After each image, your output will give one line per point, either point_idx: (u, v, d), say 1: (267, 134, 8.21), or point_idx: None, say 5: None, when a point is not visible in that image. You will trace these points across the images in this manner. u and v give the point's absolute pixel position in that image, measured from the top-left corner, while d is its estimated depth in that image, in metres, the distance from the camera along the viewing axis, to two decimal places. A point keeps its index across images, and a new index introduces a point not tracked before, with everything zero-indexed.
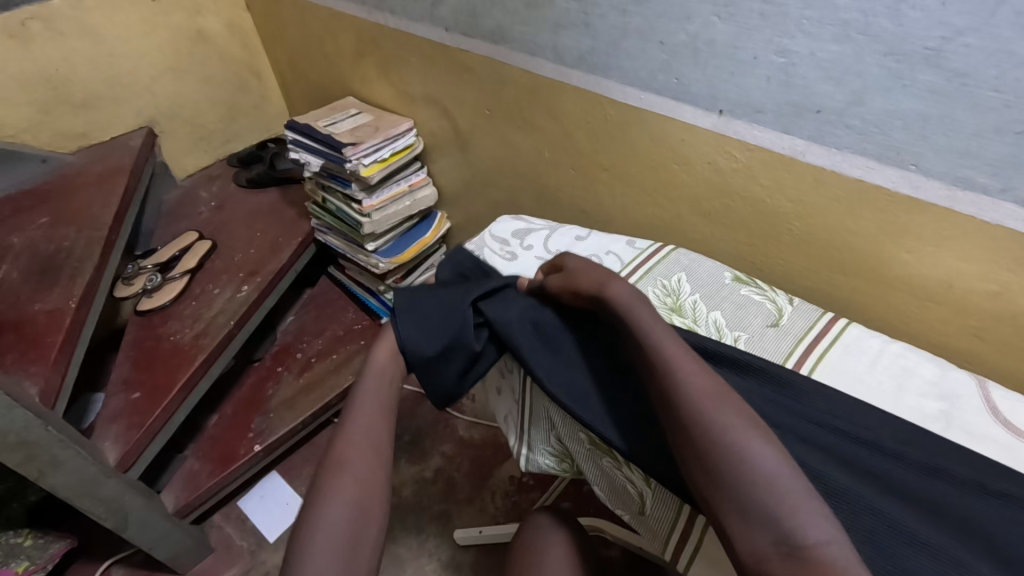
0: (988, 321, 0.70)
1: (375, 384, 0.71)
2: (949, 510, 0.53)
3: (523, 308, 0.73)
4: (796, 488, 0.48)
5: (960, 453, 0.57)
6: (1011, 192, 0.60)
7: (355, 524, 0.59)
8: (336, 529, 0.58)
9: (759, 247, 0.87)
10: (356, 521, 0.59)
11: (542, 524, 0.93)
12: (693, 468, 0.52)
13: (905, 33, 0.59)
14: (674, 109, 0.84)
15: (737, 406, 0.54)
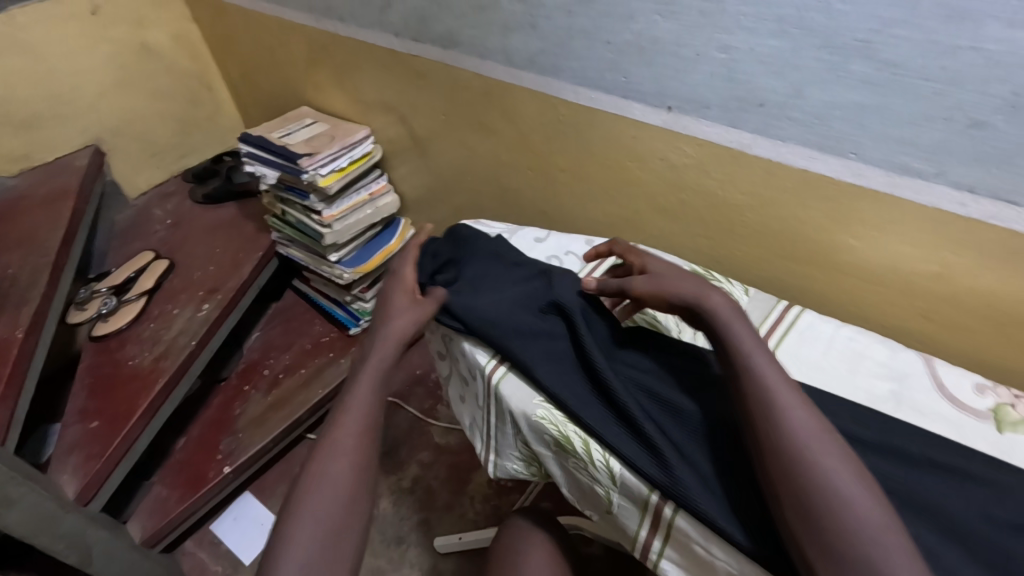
0: (933, 302, 0.72)
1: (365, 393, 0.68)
2: (902, 487, 0.55)
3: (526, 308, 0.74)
4: (894, 542, 0.45)
5: (910, 432, 0.59)
6: (945, 175, 0.62)
7: (344, 516, 0.61)
8: (322, 519, 0.60)
9: (715, 241, 0.88)
10: (341, 512, 0.61)
11: (522, 526, 0.93)
12: (785, 512, 0.49)
13: (839, 25, 0.60)
14: (625, 108, 0.85)
15: (836, 447, 0.50)
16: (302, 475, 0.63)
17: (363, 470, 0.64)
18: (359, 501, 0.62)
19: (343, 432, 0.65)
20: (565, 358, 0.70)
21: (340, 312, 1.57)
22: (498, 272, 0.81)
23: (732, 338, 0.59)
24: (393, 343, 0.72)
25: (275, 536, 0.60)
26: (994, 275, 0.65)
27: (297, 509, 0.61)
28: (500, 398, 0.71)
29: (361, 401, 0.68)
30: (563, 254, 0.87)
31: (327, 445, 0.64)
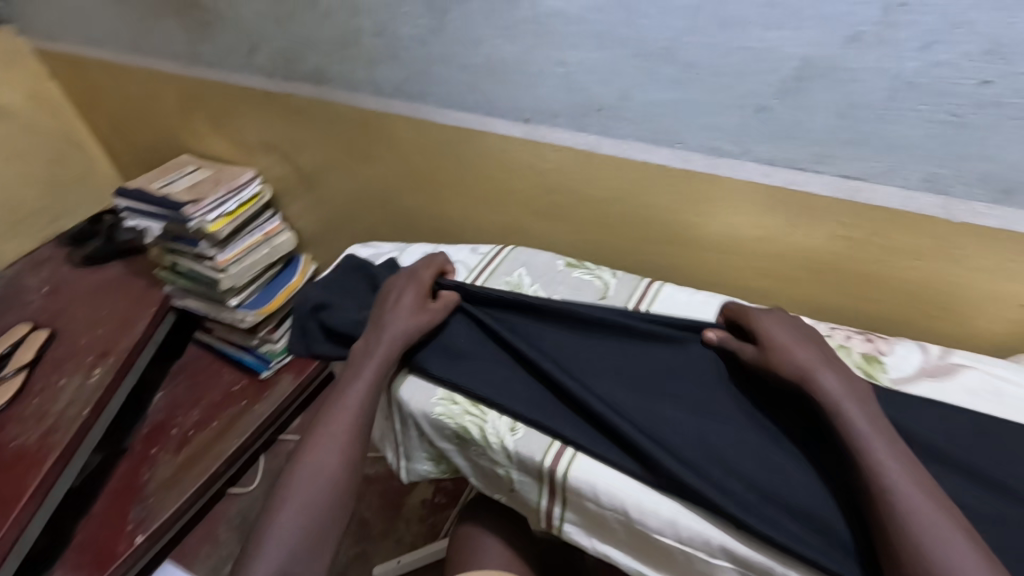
0: (766, 263, 0.84)
1: (347, 412, 0.69)
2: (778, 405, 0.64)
3: None
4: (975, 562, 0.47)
5: None
6: (750, 153, 0.74)
7: (320, 516, 0.64)
8: (298, 518, 0.63)
9: (587, 235, 0.97)
10: (318, 512, 0.64)
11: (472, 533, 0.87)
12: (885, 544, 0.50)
13: (644, 37, 0.71)
14: (488, 123, 0.92)
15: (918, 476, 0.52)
16: (288, 471, 0.67)
17: (343, 471, 0.66)
18: (337, 501, 0.65)
19: (330, 432, 0.67)
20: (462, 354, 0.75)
21: (249, 357, 1.53)
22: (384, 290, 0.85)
23: (841, 407, 0.56)
24: (387, 341, 0.72)
25: (259, 529, 0.64)
26: (805, 231, 0.77)
27: (280, 505, 0.64)
28: (400, 403, 0.75)
29: (351, 403, 0.69)
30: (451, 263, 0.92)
31: (302, 464, 0.66)
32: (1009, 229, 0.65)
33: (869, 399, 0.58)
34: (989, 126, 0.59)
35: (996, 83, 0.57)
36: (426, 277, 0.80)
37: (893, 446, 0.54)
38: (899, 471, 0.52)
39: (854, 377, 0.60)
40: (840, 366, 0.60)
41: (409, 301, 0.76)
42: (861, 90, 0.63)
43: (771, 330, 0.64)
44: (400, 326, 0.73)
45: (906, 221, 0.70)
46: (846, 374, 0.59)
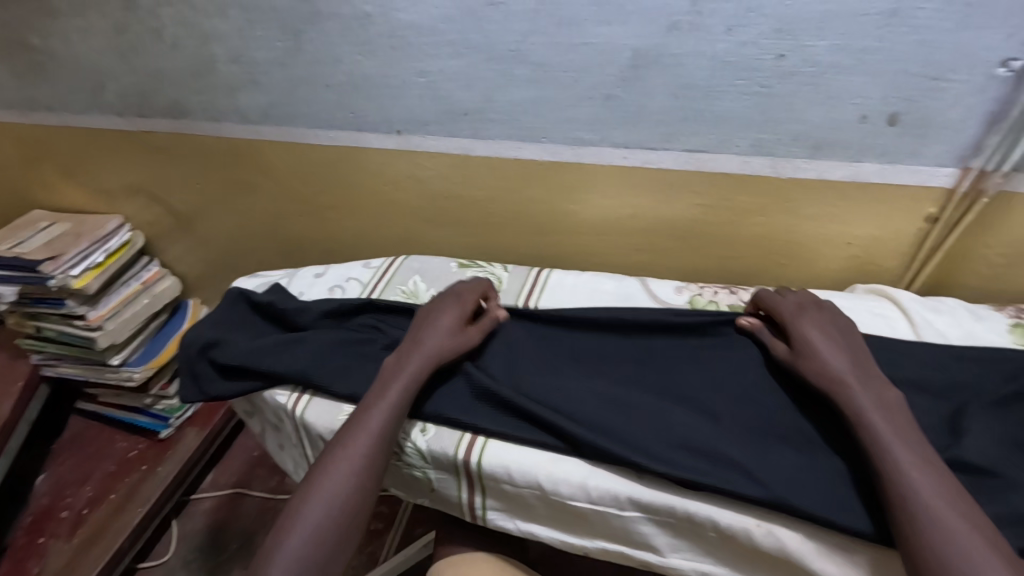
0: (640, 239, 0.91)
1: (363, 443, 0.63)
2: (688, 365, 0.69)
3: (318, 341, 0.77)
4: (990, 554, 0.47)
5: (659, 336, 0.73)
6: (607, 139, 0.80)
7: (331, 540, 0.59)
8: (307, 541, 0.58)
9: (477, 236, 1.00)
10: (330, 535, 0.59)
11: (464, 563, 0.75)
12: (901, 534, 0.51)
13: (495, 41, 0.75)
14: (362, 139, 0.93)
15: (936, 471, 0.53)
16: (302, 485, 0.62)
17: (361, 495, 0.61)
18: (350, 526, 0.60)
19: (344, 455, 0.62)
20: (367, 368, 0.74)
21: (143, 419, 1.41)
22: (279, 317, 0.83)
23: (858, 402, 0.58)
24: (420, 361, 0.69)
25: (267, 543, 0.59)
26: (668, 204, 0.85)
27: (290, 521, 0.59)
28: (307, 427, 0.74)
29: (372, 426, 0.64)
30: (344, 282, 0.92)
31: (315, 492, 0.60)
32: (824, 178, 0.76)
33: (902, 411, 0.58)
34: (791, 92, 0.69)
35: (790, 56, 0.66)
36: (467, 303, 0.75)
37: (917, 459, 0.53)
38: (926, 490, 0.51)
39: (886, 386, 0.60)
40: (875, 378, 0.60)
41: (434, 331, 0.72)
42: (688, 72, 0.71)
43: (809, 335, 0.64)
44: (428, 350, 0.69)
45: (745, 183, 0.79)
46: (880, 387, 0.59)
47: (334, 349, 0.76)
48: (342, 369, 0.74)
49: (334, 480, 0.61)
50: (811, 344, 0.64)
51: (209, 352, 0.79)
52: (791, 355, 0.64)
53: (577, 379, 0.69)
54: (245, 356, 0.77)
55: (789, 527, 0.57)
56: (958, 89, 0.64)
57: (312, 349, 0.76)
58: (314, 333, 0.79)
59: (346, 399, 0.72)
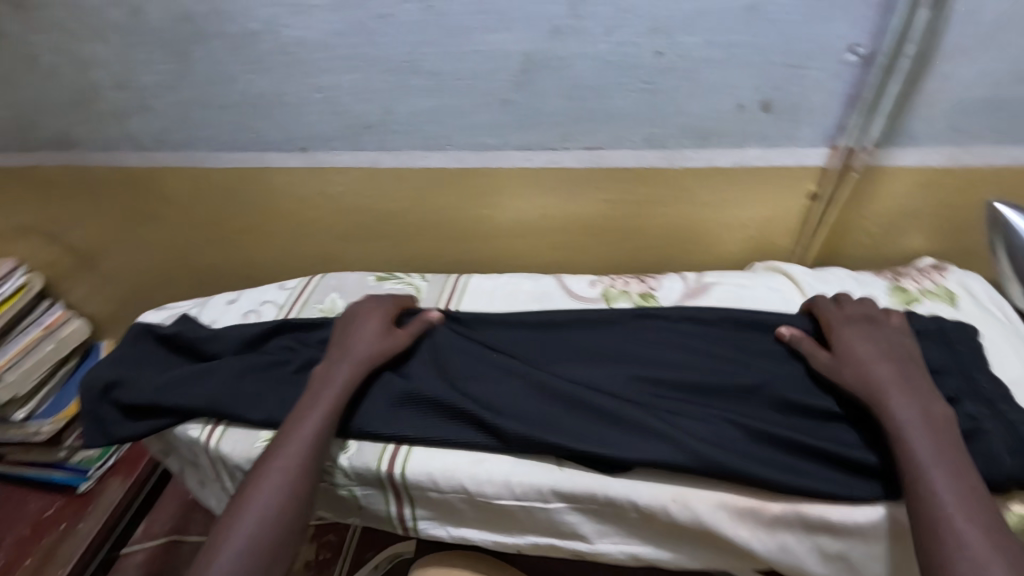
0: (555, 237, 0.93)
1: (296, 444, 0.61)
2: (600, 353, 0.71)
3: (228, 369, 0.74)
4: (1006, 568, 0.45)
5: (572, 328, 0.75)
6: (510, 143, 0.82)
7: (268, 550, 0.55)
8: (241, 552, 0.54)
9: (396, 248, 1.00)
10: (266, 544, 0.55)
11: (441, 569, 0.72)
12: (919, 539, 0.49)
13: (387, 53, 0.76)
14: (266, 159, 0.91)
15: (968, 486, 0.50)
16: (236, 495, 0.58)
17: (298, 498, 0.58)
18: (289, 532, 0.57)
19: (281, 457, 0.60)
20: (283, 390, 0.72)
21: (59, 474, 1.27)
22: (188, 348, 0.80)
23: (893, 409, 0.56)
24: (351, 365, 0.68)
25: (198, 561, 0.54)
26: (575, 202, 0.88)
27: (224, 533, 0.55)
28: (223, 459, 0.71)
29: (308, 428, 0.62)
30: (259, 305, 0.89)
31: (250, 497, 0.57)
32: (713, 166, 0.80)
33: (948, 427, 0.55)
34: (673, 87, 0.73)
35: (667, 53, 0.70)
36: (390, 305, 0.77)
37: (953, 474, 0.51)
38: (953, 503, 0.49)
39: (936, 399, 0.57)
40: (920, 390, 0.58)
41: (365, 341, 0.71)
42: (576, 74, 0.74)
43: (852, 343, 0.64)
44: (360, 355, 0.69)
45: (643, 175, 0.83)
46: (926, 400, 0.57)
47: (247, 374, 0.74)
48: (256, 395, 0.72)
49: (271, 481, 0.58)
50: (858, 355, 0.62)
51: (110, 392, 0.75)
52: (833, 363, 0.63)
53: (490, 373, 0.70)
54: (151, 393, 0.73)
55: (702, 496, 0.59)
56: (817, 76, 0.70)
57: (222, 378, 0.73)
58: (224, 361, 0.76)
59: (263, 425, 0.70)
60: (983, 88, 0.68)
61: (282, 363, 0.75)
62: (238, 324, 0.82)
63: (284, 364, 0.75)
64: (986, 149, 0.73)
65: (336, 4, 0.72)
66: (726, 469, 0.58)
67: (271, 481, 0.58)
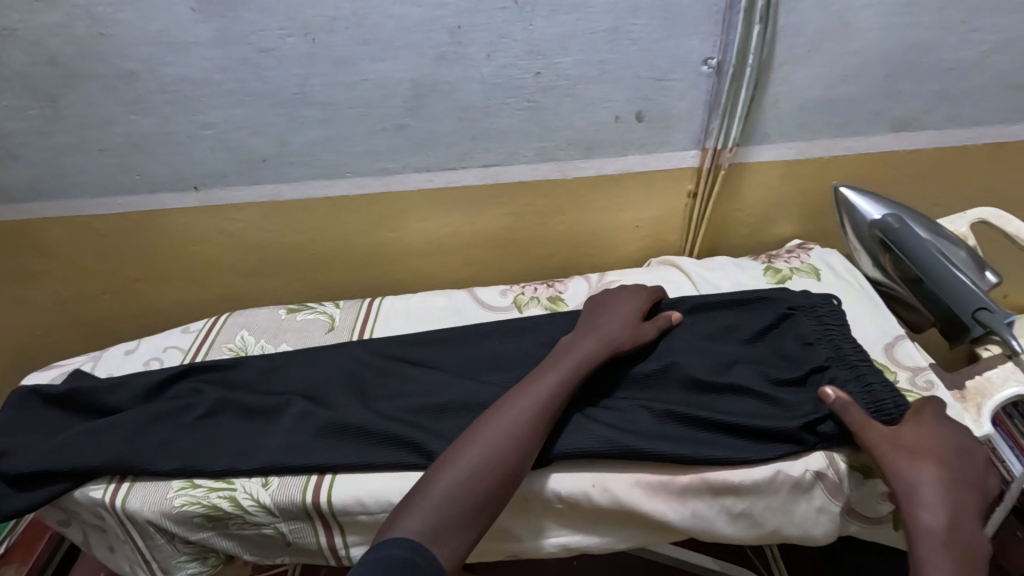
0: (465, 253, 0.96)
1: (524, 406, 0.61)
2: (513, 357, 0.75)
3: (132, 421, 0.71)
4: None
5: (486, 338, 0.78)
6: (409, 166, 0.85)
7: (476, 493, 0.55)
8: (462, 485, 0.55)
9: (307, 279, 0.99)
10: (482, 479, 0.56)
11: None
12: None
13: (276, 87, 0.76)
14: (157, 201, 0.88)
15: None
16: (465, 432, 0.60)
17: (519, 451, 0.58)
18: (503, 478, 0.57)
19: (513, 409, 0.61)
20: (195, 436, 0.70)
21: None
22: (80, 406, 0.75)
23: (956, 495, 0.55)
24: (596, 342, 0.69)
25: (417, 484, 0.57)
26: (479, 217, 0.91)
27: (444, 465, 0.57)
28: (133, 516, 0.67)
29: (544, 383, 0.64)
30: (161, 352, 0.85)
31: (478, 433, 0.59)
32: (602, 174, 0.87)
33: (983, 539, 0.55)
34: (555, 104, 0.79)
35: (544, 73, 0.76)
36: (639, 299, 0.76)
37: None
38: None
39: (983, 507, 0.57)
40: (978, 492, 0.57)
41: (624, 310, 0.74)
42: (464, 96, 0.78)
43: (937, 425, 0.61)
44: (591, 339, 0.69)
45: (541, 186, 0.88)
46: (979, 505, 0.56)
47: (154, 425, 0.71)
48: (166, 444, 0.69)
49: (501, 427, 0.59)
50: (918, 446, 0.59)
51: None
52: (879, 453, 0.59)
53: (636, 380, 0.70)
54: (41, 459, 0.68)
55: (620, 478, 0.64)
56: (679, 87, 0.78)
57: (125, 432, 0.70)
58: (127, 413, 0.72)
59: (175, 474, 0.67)
60: (817, 90, 0.79)
61: (191, 409, 0.73)
62: (138, 374, 0.78)
63: (196, 407, 0.73)
64: (828, 142, 0.84)
65: (216, 41, 0.72)
66: (641, 451, 0.63)
67: (499, 427, 0.60)
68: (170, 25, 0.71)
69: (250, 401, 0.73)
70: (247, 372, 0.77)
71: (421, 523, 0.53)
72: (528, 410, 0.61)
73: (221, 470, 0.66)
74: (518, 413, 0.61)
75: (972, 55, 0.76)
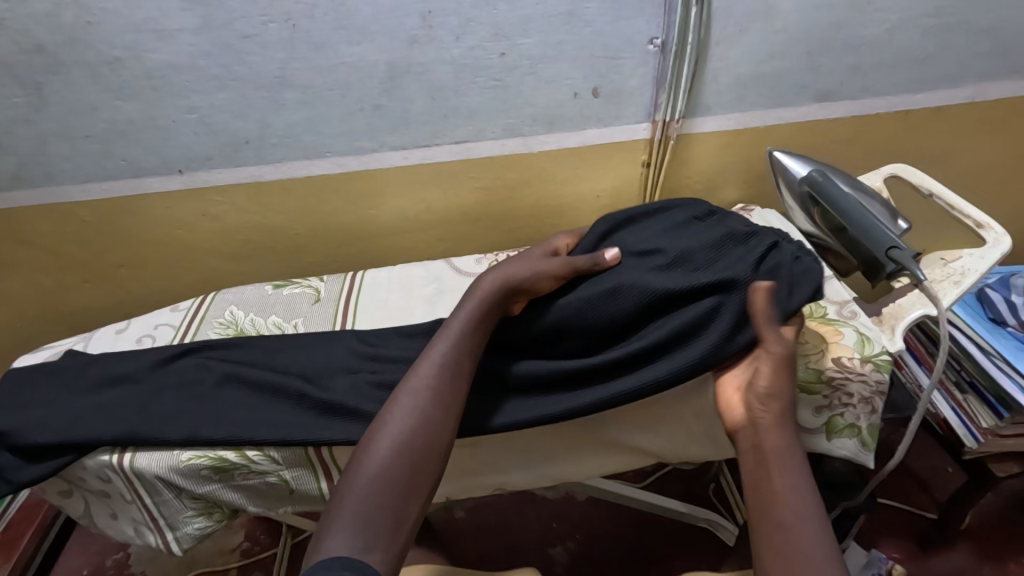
0: (439, 228, 1.03)
1: (426, 372, 0.60)
2: None
3: (140, 401, 0.74)
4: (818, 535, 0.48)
5: None
6: (386, 144, 0.91)
7: (401, 476, 0.54)
8: (376, 476, 0.53)
9: (289, 259, 1.03)
10: (401, 465, 0.54)
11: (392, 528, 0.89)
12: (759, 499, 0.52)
13: (258, 70, 0.81)
14: (141, 185, 0.91)
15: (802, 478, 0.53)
16: (370, 426, 0.58)
17: (432, 424, 0.57)
18: (422, 455, 0.55)
19: (408, 387, 0.59)
20: (201, 408, 0.73)
21: None
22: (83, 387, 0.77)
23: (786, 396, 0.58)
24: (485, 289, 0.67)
25: (336, 494, 0.53)
26: (452, 192, 0.98)
27: (358, 465, 0.54)
28: (141, 474, 0.71)
29: (433, 354, 0.62)
30: (153, 330, 0.89)
31: (379, 426, 0.57)
32: (563, 147, 0.95)
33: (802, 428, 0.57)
34: (519, 82, 0.87)
35: (509, 53, 0.83)
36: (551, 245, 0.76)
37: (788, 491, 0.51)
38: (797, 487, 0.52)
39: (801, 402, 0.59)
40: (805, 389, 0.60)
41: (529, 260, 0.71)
42: (435, 77, 0.85)
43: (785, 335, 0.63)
44: (490, 289, 0.67)
45: (509, 161, 0.95)
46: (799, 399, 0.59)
47: (160, 400, 0.74)
48: (172, 418, 0.72)
49: (400, 410, 0.58)
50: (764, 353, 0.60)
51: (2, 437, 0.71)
52: (776, 373, 0.59)
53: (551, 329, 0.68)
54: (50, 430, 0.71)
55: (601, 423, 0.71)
56: (630, 64, 0.87)
57: (134, 411, 0.73)
58: (133, 395, 0.75)
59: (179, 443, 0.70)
60: (750, 65, 0.89)
61: (196, 384, 0.76)
62: (137, 353, 0.81)
63: (200, 381, 0.76)
64: (762, 113, 0.95)
65: (202, 27, 0.77)
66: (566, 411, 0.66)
67: (400, 410, 0.58)
68: (156, 13, 0.75)
69: (253, 373, 0.76)
70: (249, 351, 0.80)
71: (351, 531, 0.50)
72: (426, 383, 0.59)
73: (227, 441, 0.69)
74: (409, 394, 0.59)
75: (879, 32, 0.87)
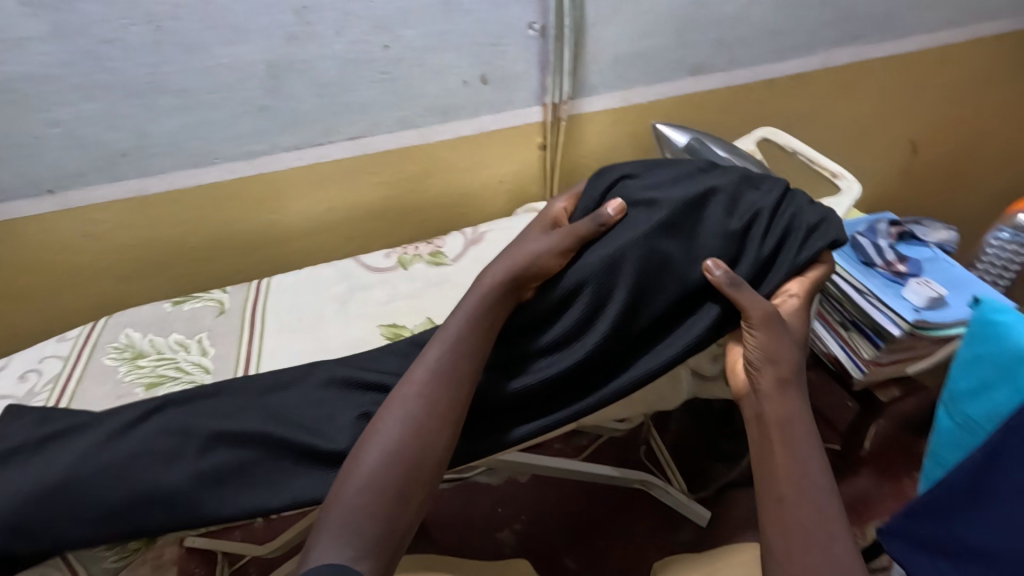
0: (346, 227, 1.01)
1: (427, 368, 0.58)
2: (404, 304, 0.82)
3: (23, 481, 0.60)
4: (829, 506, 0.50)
5: None
6: (278, 145, 0.89)
7: (394, 483, 0.51)
8: (363, 490, 0.51)
9: (187, 273, 0.98)
10: (394, 472, 0.52)
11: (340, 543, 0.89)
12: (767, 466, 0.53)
13: (126, 77, 0.77)
14: (6, 210, 0.84)
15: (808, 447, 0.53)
16: (360, 435, 0.56)
17: (426, 431, 0.54)
18: (416, 461, 0.53)
19: (401, 393, 0.57)
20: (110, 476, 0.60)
21: None
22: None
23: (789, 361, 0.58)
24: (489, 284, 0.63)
25: (325, 503, 0.52)
26: (354, 189, 0.97)
27: (349, 473, 0.53)
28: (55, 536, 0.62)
29: (432, 355, 0.58)
30: (37, 363, 0.82)
31: (372, 435, 0.55)
32: (460, 136, 0.96)
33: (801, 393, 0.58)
34: (407, 74, 0.87)
35: (392, 45, 0.84)
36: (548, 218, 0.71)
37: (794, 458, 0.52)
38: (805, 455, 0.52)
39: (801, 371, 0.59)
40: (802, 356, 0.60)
41: (528, 242, 0.67)
42: (320, 73, 0.84)
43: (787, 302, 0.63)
44: (489, 284, 0.63)
45: (408, 153, 0.96)
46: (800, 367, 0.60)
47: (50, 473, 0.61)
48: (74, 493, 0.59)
49: (393, 417, 0.55)
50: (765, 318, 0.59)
51: None
52: (773, 337, 0.58)
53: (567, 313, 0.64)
54: None
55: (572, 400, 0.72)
56: (513, 49, 0.90)
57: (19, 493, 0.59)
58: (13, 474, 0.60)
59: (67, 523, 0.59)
60: (626, 45, 0.94)
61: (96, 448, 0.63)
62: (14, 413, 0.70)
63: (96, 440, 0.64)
64: (644, 89, 1.00)
65: (54, 34, 0.72)
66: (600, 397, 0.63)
67: (393, 418, 0.55)
68: None
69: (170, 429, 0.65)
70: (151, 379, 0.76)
71: (342, 539, 0.48)
72: (426, 391, 0.56)
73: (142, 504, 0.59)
74: (403, 401, 0.56)
75: (735, 8, 0.95)
